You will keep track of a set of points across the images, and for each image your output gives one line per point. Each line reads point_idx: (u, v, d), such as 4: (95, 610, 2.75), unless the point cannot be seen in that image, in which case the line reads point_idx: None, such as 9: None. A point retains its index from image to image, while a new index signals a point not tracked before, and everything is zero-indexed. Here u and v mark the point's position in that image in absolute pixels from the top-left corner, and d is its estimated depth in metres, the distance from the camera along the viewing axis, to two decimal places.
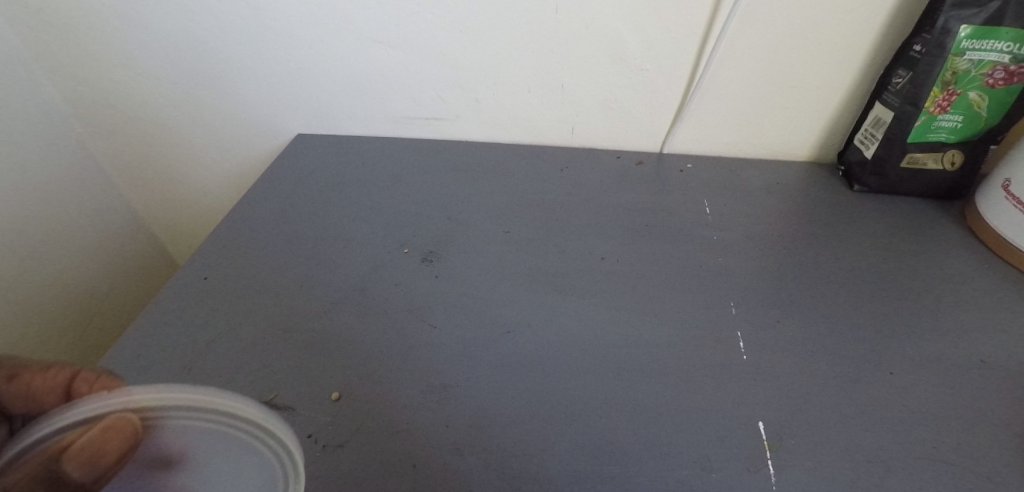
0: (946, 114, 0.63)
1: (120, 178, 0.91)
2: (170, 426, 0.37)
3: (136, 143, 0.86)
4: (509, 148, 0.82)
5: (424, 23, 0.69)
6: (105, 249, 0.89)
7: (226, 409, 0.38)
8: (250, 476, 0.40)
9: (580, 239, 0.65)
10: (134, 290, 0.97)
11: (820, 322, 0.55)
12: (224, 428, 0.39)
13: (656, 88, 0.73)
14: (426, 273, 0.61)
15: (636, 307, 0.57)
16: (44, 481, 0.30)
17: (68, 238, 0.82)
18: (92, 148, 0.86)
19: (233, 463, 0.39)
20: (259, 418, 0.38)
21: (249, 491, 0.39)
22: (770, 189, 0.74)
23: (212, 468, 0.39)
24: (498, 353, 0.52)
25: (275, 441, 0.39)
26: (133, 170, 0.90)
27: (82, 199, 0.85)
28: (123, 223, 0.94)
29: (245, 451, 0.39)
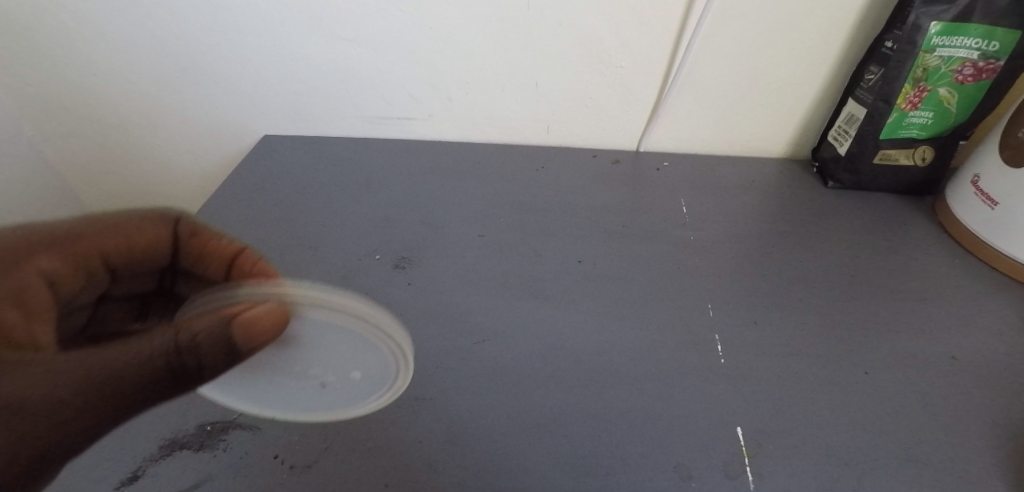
0: (917, 111, 0.63)
1: (78, 182, 0.86)
2: (316, 317, 0.42)
3: (92, 146, 0.81)
4: (484, 148, 0.80)
5: (393, 20, 0.66)
6: None
7: (359, 314, 0.43)
8: (367, 366, 0.46)
9: (556, 242, 0.64)
10: None
11: (796, 323, 0.55)
12: (358, 329, 0.43)
13: (632, 86, 0.72)
14: (398, 280, 0.59)
15: (612, 311, 0.56)
16: (219, 336, 0.33)
17: None
18: (45, 150, 0.81)
19: (355, 356, 0.45)
20: (381, 323, 0.44)
21: (365, 375, 0.46)
22: (746, 186, 0.74)
23: (341, 355, 0.45)
24: (474, 363, 0.51)
25: (393, 343, 0.45)
26: (92, 174, 0.85)
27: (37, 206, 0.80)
28: None
29: (369, 349, 0.45)
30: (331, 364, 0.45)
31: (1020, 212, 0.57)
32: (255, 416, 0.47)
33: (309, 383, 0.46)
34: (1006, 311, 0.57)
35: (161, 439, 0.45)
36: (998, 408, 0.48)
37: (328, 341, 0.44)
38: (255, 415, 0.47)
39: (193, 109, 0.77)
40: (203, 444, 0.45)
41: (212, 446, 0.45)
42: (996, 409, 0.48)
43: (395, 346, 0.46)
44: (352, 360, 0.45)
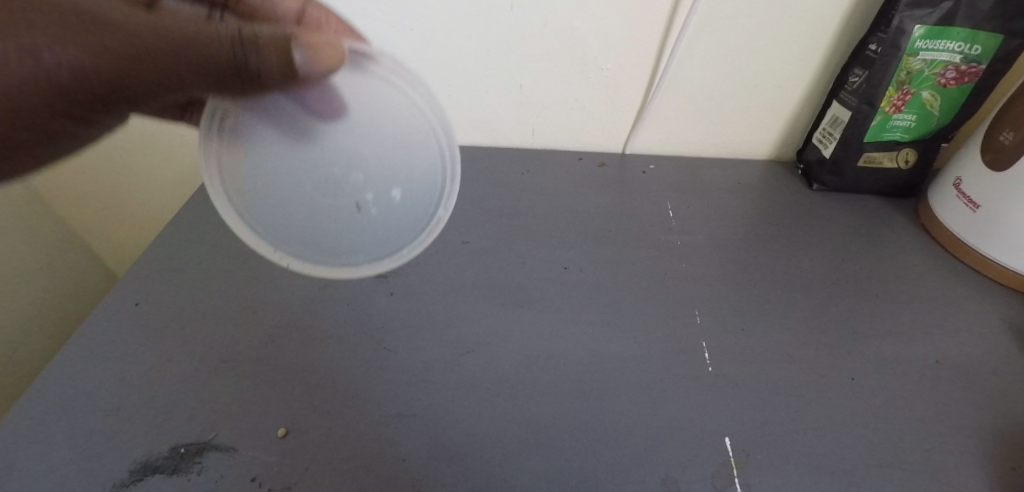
0: (900, 113, 0.63)
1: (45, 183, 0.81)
2: (380, 85, 0.43)
3: None
4: (468, 150, 0.78)
5: (371, 20, 0.64)
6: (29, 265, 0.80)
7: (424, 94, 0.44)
8: (411, 130, 0.45)
9: (542, 249, 0.63)
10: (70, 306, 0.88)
11: (783, 330, 0.55)
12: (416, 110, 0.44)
13: (618, 87, 0.71)
14: (380, 290, 0.58)
15: (600, 320, 0.55)
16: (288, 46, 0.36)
17: None
18: None
19: (399, 122, 0.44)
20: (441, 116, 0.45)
21: (412, 143, 0.45)
22: (732, 189, 0.73)
23: (389, 138, 0.44)
24: (460, 375, 0.50)
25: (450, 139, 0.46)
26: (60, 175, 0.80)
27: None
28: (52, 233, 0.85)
29: (418, 144, 0.45)
30: (374, 154, 0.44)
31: (1001, 215, 0.57)
32: (232, 435, 0.45)
33: (346, 199, 0.45)
34: (987, 313, 0.58)
35: (133, 463, 0.44)
36: (980, 412, 0.48)
37: (379, 127, 0.43)
38: (232, 435, 0.45)
39: None
40: (177, 468, 0.44)
41: (186, 469, 0.43)
42: (978, 414, 0.48)
43: (447, 143, 0.46)
44: (398, 172, 0.45)
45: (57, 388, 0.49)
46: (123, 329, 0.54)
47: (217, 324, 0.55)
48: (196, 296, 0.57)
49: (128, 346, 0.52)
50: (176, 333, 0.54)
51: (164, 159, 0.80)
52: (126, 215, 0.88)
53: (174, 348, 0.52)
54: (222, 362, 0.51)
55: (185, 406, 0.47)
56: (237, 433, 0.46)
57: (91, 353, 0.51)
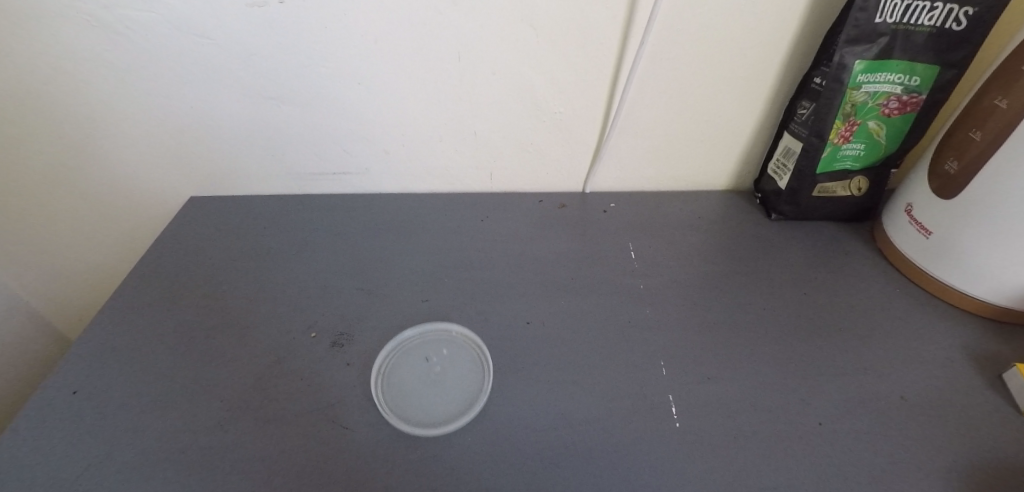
0: (850, 143, 0.64)
1: None
2: None
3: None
4: (427, 199, 0.77)
5: (316, 76, 0.63)
6: None
7: None
8: None
9: (504, 302, 0.62)
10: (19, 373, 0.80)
11: (748, 376, 0.55)
12: None
13: (573, 128, 0.70)
14: (337, 360, 0.56)
15: (564, 378, 0.54)
16: None
17: None
18: None
19: None
20: None
21: None
22: (692, 224, 0.74)
23: None
24: (420, 453, 0.48)
25: None
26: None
27: None
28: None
29: None
30: None
31: (952, 242, 0.58)
32: None
33: None
34: (942, 343, 0.59)
35: None
36: (939, 452, 0.49)
37: None
38: None
39: (108, 177, 0.71)
40: None
41: None
42: (935, 455, 0.49)
43: None
44: None
45: None
46: (62, 422, 0.51)
47: (163, 410, 0.52)
48: (140, 378, 0.54)
49: (67, 442, 0.49)
50: (119, 422, 0.51)
51: (109, 223, 0.75)
52: (77, 271, 0.80)
53: (117, 440, 0.49)
54: (168, 454, 0.48)
55: None
56: None
57: (23, 454, 0.48)
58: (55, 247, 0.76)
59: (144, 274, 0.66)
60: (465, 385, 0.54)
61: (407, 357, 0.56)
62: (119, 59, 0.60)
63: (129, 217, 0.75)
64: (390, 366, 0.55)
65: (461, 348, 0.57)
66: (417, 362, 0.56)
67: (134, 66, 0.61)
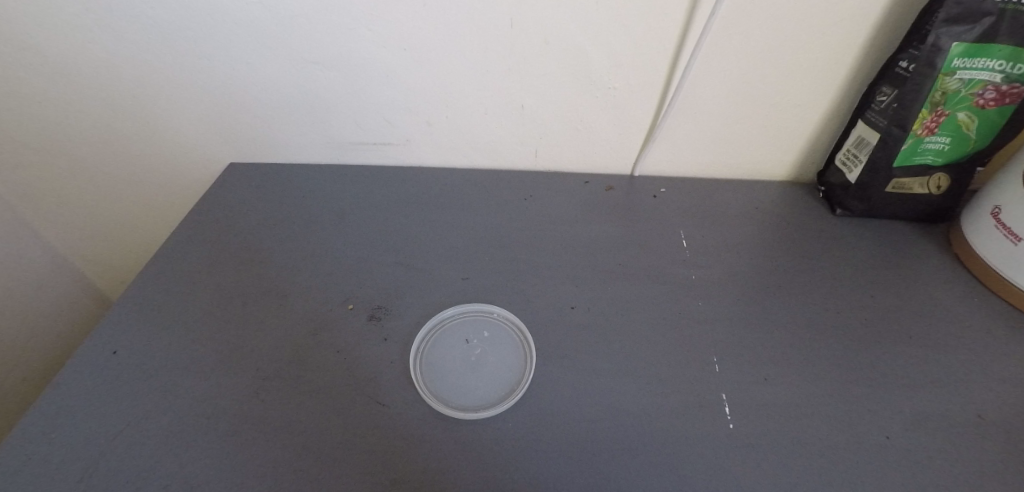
0: (934, 136, 0.58)
1: (31, 204, 0.75)
2: None
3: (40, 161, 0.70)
4: (468, 175, 0.74)
5: (360, 41, 0.60)
6: (20, 295, 0.76)
7: None
8: None
9: (547, 286, 0.59)
10: (67, 331, 0.84)
11: (805, 380, 0.52)
12: None
13: (627, 107, 0.66)
14: (374, 334, 0.54)
15: (610, 367, 0.52)
16: None
17: None
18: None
19: None
20: None
21: None
22: (748, 215, 0.70)
23: None
24: (457, 437, 0.47)
25: None
26: (46, 194, 0.74)
27: None
28: (43, 258, 0.79)
29: None
30: None
31: None
32: None
33: None
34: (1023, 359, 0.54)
35: None
36: (1016, 477, 0.45)
37: None
38: None
39: (150, 140, 0.70)
40: None
41: None
42: (1013, 480, 0.45)
43: None
44: None
45: (25, 451, 0.46)
46: (103, 380, 0.51)
47: (199, 375, 0.51)
48: (178, 341, 0.54)
49: (107, 400, 0.49)
50: (157, 383, 0.50)
51: (149, 186, 0.75)
52: (115, 232, 0.81)
53: (154, 401, 0.49)
54: (203, 419, 0.48)
55: (165, 470, 0.45)
56: None
57: (64, 409, 0.48)
58: (94, 206, 0.77)
59: (183, 237, 0.65)
60: (505, 369, 0.52)
61: (446, 338, 0.55)
62: (162, 18, 0.58)
63: (170, 181, 0.75)
64: (428, 347, 0.54)
65: (501, 330, 0.55)
66: (456, 343, 0.54)
67: (177, 24, 0.59)
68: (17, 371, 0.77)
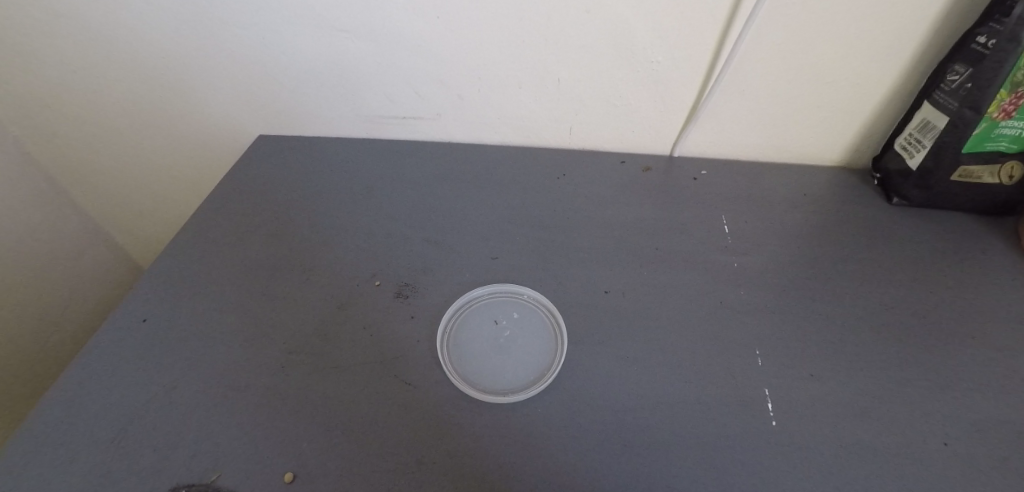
0: (1011, 121, 0.52)
1: (70, 172, 0.77)
2: None
3: (78, 129, 0.71)
4: (499, 151, 0.72)
5: (390, 9, 0.57)
6: (62, 259, 0.78)
7: None
8: None
9: (580, 268, 0.57)
10: (106, 295, 0.87)
11: (854, 380, 0.49)
12: None
13: (670, 84, 0.62)
14: (401, 312, 0.53)
15: (645, 356, 0.49)
16: None
17: (19, 253, 0.72)
18: (26, 135, 0.71)
19: None
20: None
21: None
22: (795, 203, 0.66)
23: None
24: (486, 420, 0.45)
25: None
26: (82, 163, 0.76)
27: (26, 206, 0.73)
28: (79, 225, 0.82)
29: None
30: None
31: None
32: (239, 476, 0.42)
33: None
34: None
35: None
36: None
37: None
38: (237, 480, 0.42)
39: (181, 111, 0.70)
40: None
41: None
42: None
43: None
44: None
45: (59, 414, 0.46)
46: (134, 347, 0.51)
47: (226, 347, 0.51)
48: (207, 312, 0.54)
49: (137, 368, 0.49)
50: (186, 353, 0.50)
51: (181, 156, 0.76)
52: (146, 202, 0.82)
53: (183, 370, 0.49)
54: (231, 391, 0.47)
55: (192, 440, 0.45)
56: (241, 476, 0.42)
57: (97, 374, 0.49)
58: (127, 175, 0.78)
59: (213, 208, 0.65)
60: (535, 352, 0.51)
61: (474, 318, 0.53)
62: None
63: (200, 152, 0.75)
64: (456, 326, 0.53)
65: (531, 312, 0.54)
66: (484, 324, 0.53)
67: None
68: (65, 331, 0.80)
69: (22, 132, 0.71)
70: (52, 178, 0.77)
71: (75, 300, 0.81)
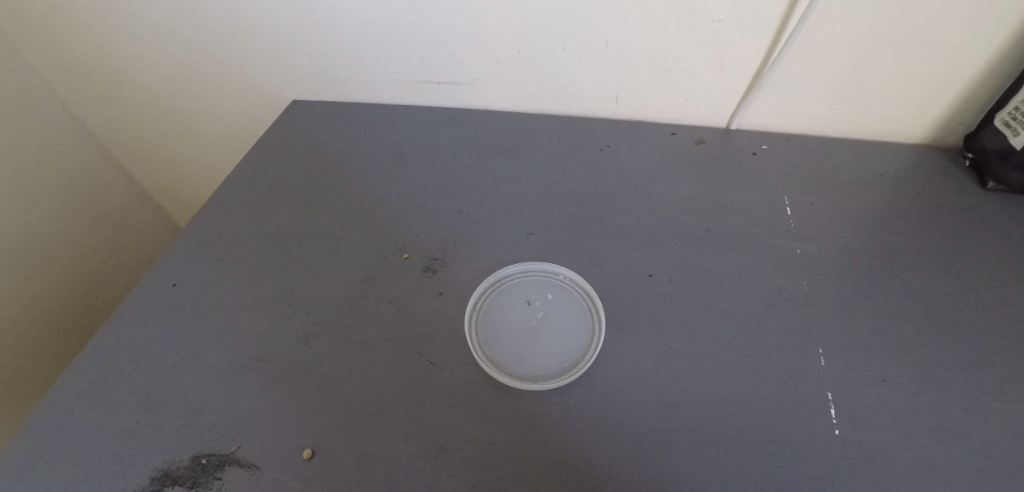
0: None
1: (115, 134, 0.78)
2: None
3: (119, 91, 0.71)
4: (540, 121, 0.67)
5: None
6: (106, 217, 0.80)
7: None
8: None
9: (622, 248, 0.53)
10: (146, 250, 0.89)
11: (929, 389, 0.43)
12: None
13: (733, 47, 0.54)
14: (428, 287, 0.50)
15: (690, 348, 0.45)
16: None
17: (69, 212, 0.74)
18: (74, 97, 0.72)
19: None
20: None
21: None
22: (867, 184, 0.59)
23: None
24: (512, 408, 0.43)
25: None
26: (127, 126, 0.77)
27: (74, 168, 0.74)
28: (120, 184, 0.83)
29: None
30: None
31: None
32: (257, 450, 0.41)
33: None
34: None
35: (153, 470, 0.41)
36: None
37: None
38: (255, 453, 0.41)
39: (214, 74, 0.68)
40: (197, 481, 0.40)
41: (206, 484, 0.40)
42: None
43: None
44: None
45: (89, 375, 0.46)
46: (162, 311, 0.50)
47: (250, 316, 0.49)
48: (234, 278, 0.53)
49: (164, 333, 0.49)
50: (212, 320, 0.49)
51: (219, 121, 0.75)
52: (185, 164, 0.83)
53: (207, 338, 0.48)
54: (253, 361, 0.46)
55: (213, 409, 0.44)
56: (260, 449, 0.41)
57: (126, 337, 0.49)
58: (166, 137, 0.79)
59: (243, 172, 0.63)
60: (569, 339, 0.48)
61: (505, 298, 0.50)
62: None
63: (235, 116, 0.74)
64: (485, 306, 0.50)
65: (567, 295, 0.50)
66: (516, 305, 0.50)
67: None
68: (116, 289, 0.84)
69: (68, 94, 0.72)
70: (97, 140, 0.78)
71: (119, 255, 0.83)
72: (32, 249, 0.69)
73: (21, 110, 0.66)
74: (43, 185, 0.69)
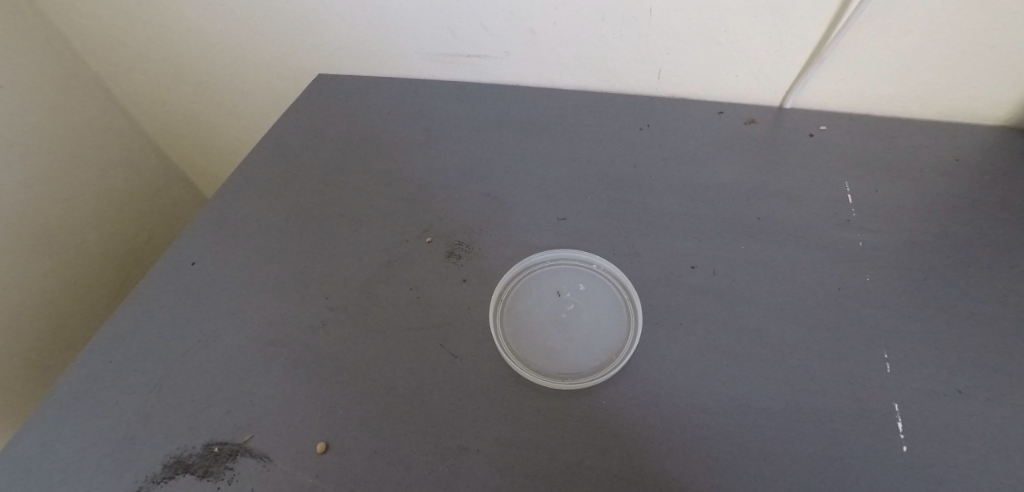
0: None
1: (144, 108, 0.77)
2: None
3: (145, 65, 0.70)
4: (577, 97, 0.62)
5: None
6: (136, 189, 0.80)
7: None
8: None
9: (662, 237, 0.49)
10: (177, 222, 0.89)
11: (1009, 405, 0.39)
12: None
13: (796, 17, 0.48)
14: (452, 274, 0.47)
15: (736, 349, 0.42)
16: None
17: (100, 185, 0.74)
18: (104, 71, 0.71)
19: None
20: None
21: None
22: (941, 171, 0.52)
23: None
24: (539, 407, 0.40)
25: None
26: (154, 100, 0.76)
27: (104, 143, 0.74)
28: (151, 158, 0.83)
29: None
30: None
31: None
32: (270, 441, 0.40)
33: None
34: None
35: (167, 456, 0.40)
36: None
37: None
38: (268, 443, 0.39)
39: (235, 46, 0.65)
40: (209, 470, 0.39)
41: (218, 473, 0.39)
42: None
43: None
44: None
45: (106, 355, 0.45)
46: (180, 291, 0.49)
47: (268, 299, 0.47)
48: (253, 259, 0.51)
49: (181, 314, 0.47)
50: (230, 301, 0.48)
51: (244, 96, 0.73)
52: (212, 138, 0.82)
53: (224, 321, 0.46)
54: (269, 346, 0.44)
55: (228, 395, 0.42)
56: (273, 439, 0.40)
57: (143, 318, 0.47)
58: (193, 112, 0.77)
59: (265, 149, 0.61)
60: (601, 334, 0.44)
61: (534, 287, 0.47)
62: None
63: (259, 89, 0.72)
64: (512, 295, 0.47)
65: (600, 286, 0.47)
66: (545, 294, 0.47)
67: None
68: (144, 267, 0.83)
69: (99, 67, 0.71)
70: (128, 114, 0.77)
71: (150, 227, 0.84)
72: (65, 221, 0.69)
73: (50, 85, 0.65)
74: (71, 158, 0.69)
